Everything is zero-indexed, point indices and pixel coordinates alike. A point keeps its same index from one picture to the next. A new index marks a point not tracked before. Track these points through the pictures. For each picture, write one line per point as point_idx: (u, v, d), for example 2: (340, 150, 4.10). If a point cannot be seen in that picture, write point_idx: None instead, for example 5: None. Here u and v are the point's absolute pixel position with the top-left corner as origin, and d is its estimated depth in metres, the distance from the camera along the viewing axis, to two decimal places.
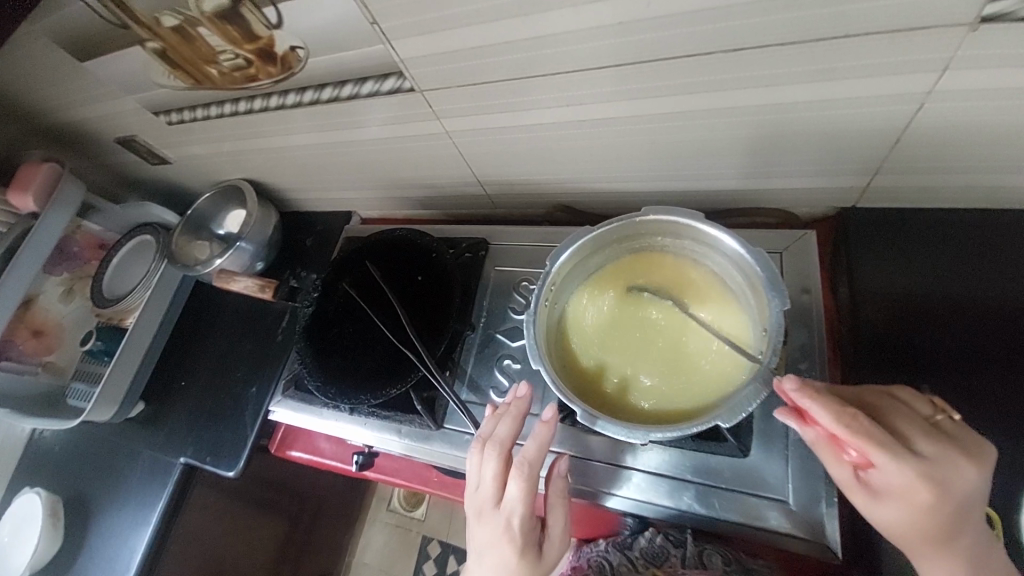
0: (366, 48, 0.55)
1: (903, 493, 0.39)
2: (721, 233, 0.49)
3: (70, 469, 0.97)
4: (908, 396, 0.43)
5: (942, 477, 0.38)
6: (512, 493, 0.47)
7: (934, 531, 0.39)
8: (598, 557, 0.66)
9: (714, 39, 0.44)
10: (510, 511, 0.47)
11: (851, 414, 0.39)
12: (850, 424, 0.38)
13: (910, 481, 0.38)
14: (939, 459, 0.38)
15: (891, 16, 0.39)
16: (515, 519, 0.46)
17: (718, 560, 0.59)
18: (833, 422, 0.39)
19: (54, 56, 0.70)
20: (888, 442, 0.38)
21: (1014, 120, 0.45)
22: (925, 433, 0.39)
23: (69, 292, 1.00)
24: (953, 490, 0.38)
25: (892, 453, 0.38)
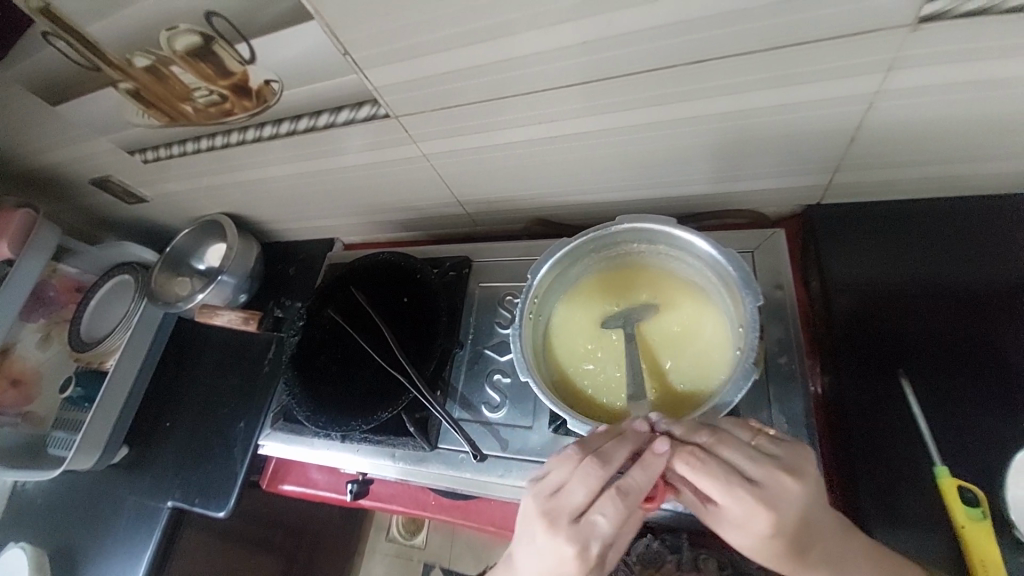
0: (340, 78, 0.56)
1: (738, 518, 0.40)
2: (694, 236, 0.50)
3: (52, 521, 0.94)
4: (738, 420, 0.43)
5: (775, 501, 0.39)
6: (599, 519, 0.41)
7: (782, 546, 0.40)
8: None
9: (674, 53, 0.46)
10: (592, 533, 0.41)
11: (688, 448, 0.41)
12: (686, 459, 0.40)
13: (743, 510, 0.39)
14: (771, 484, 0.39)
15: (836, 24, 0.41)
16: (594, 543, 0.41)
17: (713, 564, 0.63)
18: (671, 458, 0.41)
19: (25, 101, 0.70)
20: (720, 476, 0.39)
21: (960, 113, 0.48)
22: (754, 459, 0.40)
23: (46, 339, 0.97)
24: (786, 510, 0.39)
25: (723, 487, 0.39)
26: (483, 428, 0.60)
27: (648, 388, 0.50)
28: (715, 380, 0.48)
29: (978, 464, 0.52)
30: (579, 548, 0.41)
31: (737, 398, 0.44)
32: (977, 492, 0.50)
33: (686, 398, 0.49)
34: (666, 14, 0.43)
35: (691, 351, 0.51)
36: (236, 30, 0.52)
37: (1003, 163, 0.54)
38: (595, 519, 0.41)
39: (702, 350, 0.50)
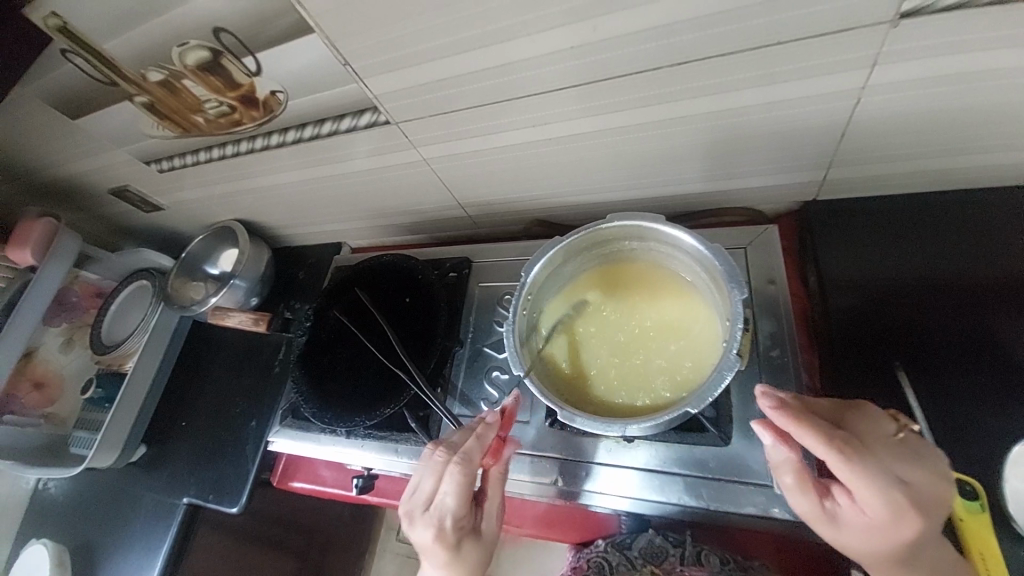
0: (341, 87, 0.59)
1: (873, 522, 0.39)
2: (680, 232, 0.52)
3: (74, 517, 0.98)
4: (878, 413, 0.43)
5: (922, 505, 0.38)
6: (446, 497, 0.48)
7: (898, 556, 0.40)
8: (597, 556, 0.68)
9: (661, 55, 0.48)
10: (444, 511, 0.48)
11: (841, 438, 0.39)
12: (841, 449, 0.38)
13: (891, 511, 0.38)
14: (920, 486, 0.39)
15: (817, 22, 0.42)
16: (447, 520, 0.48)
17: (716, 559, 0.61)
18: (822, 447, 0.39)
19: (48, 116, 0.74)
20: (875, 472, 0.38)
21: (949, 106, 0.48)
22: (906, 458, 0.39)
23: (68, 343, 1.02)
24: (929, 518, 0.39)
25: (876, 483, 0.38)
26: None
27: (636, 382, 0.52)
28: (704, 372, 0.49)
29: (982, 456, 0.51)
30: (437, 529, 0.48)
31: (723, 386, 0.44)
32: (976, 487, 0.48)
33: (675, 390, 0.50)
34: (651, 17, 0.44)
35: (679, 347, 0.52)
36: (242, 44, 0.55)
37: (999, 154, 0.54)
38: (441, 499, 0.48)
39: (691, 346, 0.51)
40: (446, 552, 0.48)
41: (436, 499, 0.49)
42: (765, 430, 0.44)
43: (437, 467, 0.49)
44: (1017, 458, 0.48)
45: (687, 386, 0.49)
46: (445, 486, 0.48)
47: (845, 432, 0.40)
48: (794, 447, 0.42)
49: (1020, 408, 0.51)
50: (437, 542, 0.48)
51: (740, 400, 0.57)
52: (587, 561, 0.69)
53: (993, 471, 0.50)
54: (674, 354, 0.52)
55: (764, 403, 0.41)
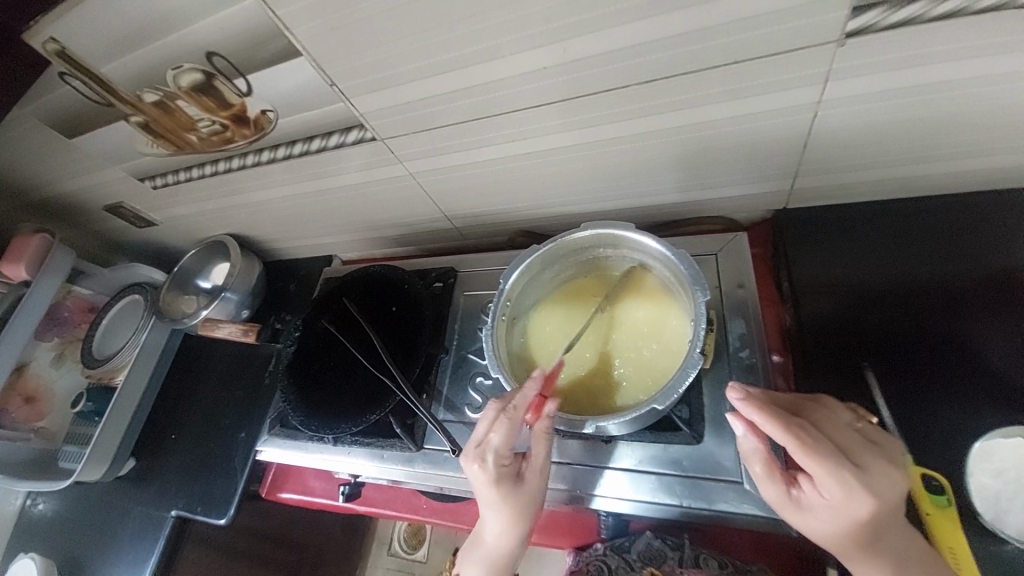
0: (329, 106, 0.62)
1: (834, 506, 0.42)
2: (648, 238, 0.55)
3: (62, 532, 0.97)
4: (839, 405, 0.47)
5: (876, 488, 0.41)
6: (492, 436, 0.51)
7: (859, 540, 0.42)
8: (596, 559, 0.67)
9: (629, 74, 0.51)
10: (488, 449, 0.51)
11: (797, 425, 0.42)
12: (798, 435, 0.41)
13: (847, 494, 0.40)
14: (874, 471, 0.41)
15: (771, 42, 0.45)
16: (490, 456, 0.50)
17: (715, 562, 0.63)
18: (782, 434, 0.42)
19: (45, 136, 0.76)
20: (830, 456, 0.41)
21: (901, 119, 0.52)
22: (861, 443, 0.43)
23: (59, 358, 1.01)
24: (885, 502, 0.41)
25: (831, 467, 0.41)
26: (465, 428, 0.63)
27: (611, 381, 0.55)
28: (670, 372, 0.52)
29: (946, 450, 0.53)
30: (480, 465, 0.51)
31: (686, 385, 0.47)
32: (944, 481, 0.51)
33: (644, 389, 0.53)
34: (618, 38, 0.47)
35: (652, 347, 0.55)
36: (233, 66, 0.57)
37: (953, 163, 0.57)
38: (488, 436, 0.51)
39: (662, 346, 0.54)
40: (491, 488, 0.50)
41: (483, 438, 0.52)
42: (736, 421, 0.47)
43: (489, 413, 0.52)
44: (977, 453, 0.50)
45: (656, 385, 0.52)
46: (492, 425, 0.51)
47: (803, 420, 0.43)
48: (760, 437, 0.45)
49: (978, 404, 0.54)
50: (483, 476, 0.51)
51: (712, 399, 0.59)
52: (585, 564, 0.68)
53: (954, 466, 0.53)
54: (644, 355, 0.55)
55: (732, 397, 0.45)
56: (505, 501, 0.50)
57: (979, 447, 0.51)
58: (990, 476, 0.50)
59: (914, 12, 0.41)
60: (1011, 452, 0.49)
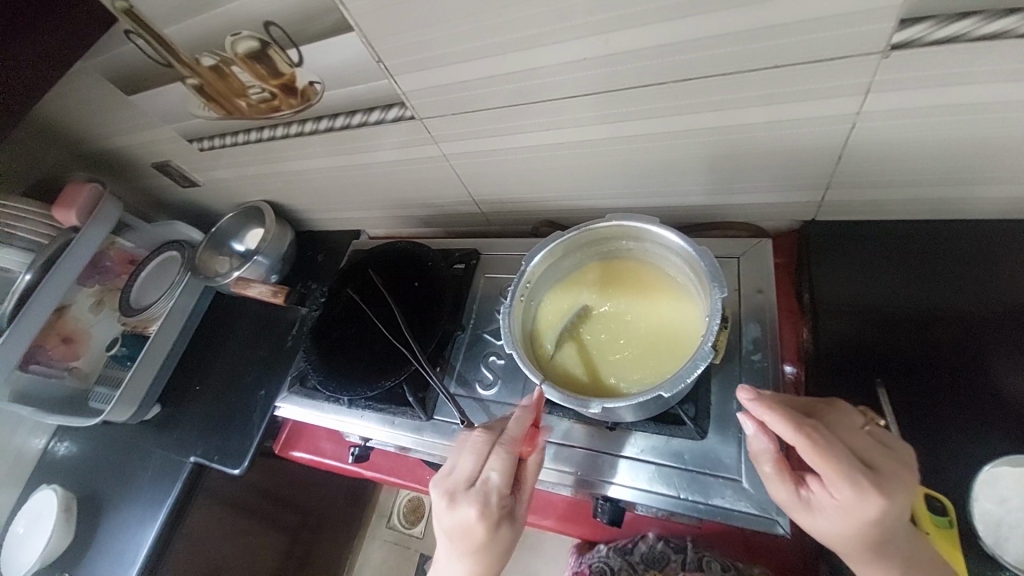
0: (374, 82, 0.64)
1: (843, 507, 0.42)
2: (672, 233, 0.56)
3: (86, 468, 1.03)
4: (851, 408, 0.46)
5: (889, 491, 0.41)
6: (491, 474, 0.50)
7: (867, 542, 0.43)
8: (600, 562, 0.73)
9: (667, 71, 0.51)
10: (488, 489, 0.49)
11: (809, 426, 0.43)
12: (809, 435, 0.42)
13: (856, 495, 0.41)
14: (886, 474, 0.42)
15: (815, 48, 0.45)
16: (491, 495, 0.49)
17: (717, 565, 0.64)
18: (792, 434, 0.42)
19: (107, 91, 0.81)
20: (840, 456, 0.41)
21: (941, 138, 0.51)
22: (871, 446, 0.43)
23: (98, 304, 1.05)
24: (895, 505, 0.41)
25: (841, 468, 0.41)
26: (476, 404, 0.66)
27: (620, 369, 0.56)
28: (677, 365, 0.54)
29: (957, 474, 0.53)
30: (481, 507, 0.49)
31: (695, 375, 0.48)
32: (946, 503, 0.50)
33: (648, 378, 0.55)
34: (659, 35, 0.48)
35: (663, 341, 0.56)
36: (288, 37, 0.60)
37: (993, 187, 0.56)
38: (487, 473, 0.50)
39: (675, 341, 0.56)
40: (486, 533, 0.49)
41: (478, 478, 0.50)
42: (747, 421, 0.48)
43: (481, 449, 0.52)
44: (985, 478, 0.50)
45: (659, 374, 0.54)
46: (493, 463, 0.50)
47: (815, 421, 0.43)
48: (769, 436, 0.46)
49: (987, 431, 0.54)
50: (480, 521, 0.48)
51: (719, 398, 0.60)
52: (589, 566, 0.74)
53: (957, 489, 0.53)
54: (654, 347, 0.57)
55: (742, 397, 0.46)
56: (495, 547, 0.49)
57: (986, 473, 0.50)
58: (994, 503, 0.49)
59: (962, 29, 0.41)
60: (1016, 481, 0.49)
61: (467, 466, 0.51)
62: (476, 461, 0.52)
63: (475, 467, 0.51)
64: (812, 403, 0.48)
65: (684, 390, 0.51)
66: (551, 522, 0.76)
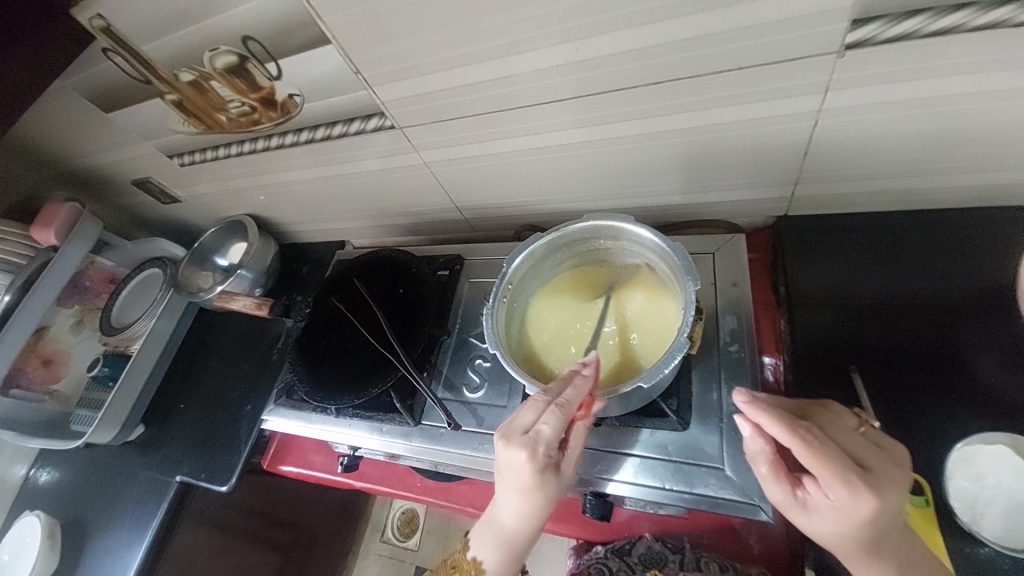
0: (353, 94, 0.65)
1: (838, 508, 0.43)
2: (646, 229, 0.57)
3: (69, 493, 1.00)
4: (842, 409, 0.48)
5: (881, 490, 0.42)
6: (543, 428, 0.49)
7: (860, 540, 0.44)
8: (598, 562, 0.73)
9: (637, 75, 0.53)
10: (541, 441, 0.49)
11: (803, 428, 0.44)
12: (804, 438, 0.43)
13: (852, 496, 0.42)
14: (878, 473, 0.43)
15: (775, 50, 0.48)
16: (541, 447, 0.49)
17: (715, 565, 0.65)
18: (788, 436, 0.44)
19: (84, 108, 0.81)
20: (835, 458, 0.43)
21: (898, 131, 0.53)
22: (863, 447, 0.45)
23: (77, 325, 1.03)
24: (887, 505, 0.42)
25: (836, 469, 0.42)
26: (463, 407, 0.66)
27: (601, 363, 0.58)
28: (656, 356, 0.55)
29: (935, 456, 0.55)
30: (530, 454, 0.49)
31: (673, 364, 0.50)
32: (922, 483, 0.53)
33: (628, 372, 0.56)
34: (630, 40, 0.50)
35: (642, 334, 0.58)
36: (267, 51, 0.61)
37: (950, 178, 0.59)
38: (540, 427, 0.49)
39: (653, 333, 0.57)
40: (533, 477, 0.50)
41: (532, 429, 0.49)
42: (743, 423, 0.49)
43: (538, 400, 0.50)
44: (958, 458, 0.52)
45: (638, 368, 0.55)
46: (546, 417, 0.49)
47: (809, 423, 0.44)
48: (766, 437, 0.47)
49: (959, 411, 0.56)
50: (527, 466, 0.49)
51: (700, 389, 0.61)
52: (587, 566, 0.73)
53: (934, 468, 0.54)
54: (634, 340, 0.58)
55: (737, 400, 0.47)
56: (541, 488, 0.51)
57: (959, 452, 0.52)
58: (970, 480, 0.51)
59: (913, 26, 0.43)
60: (995, 461, 0.50)
61: (525, 413, 0.51)
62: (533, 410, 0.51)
63: (530, 418, 0.50)
64: (804, 405, 0.49)
65: (664, 381, 0.52)
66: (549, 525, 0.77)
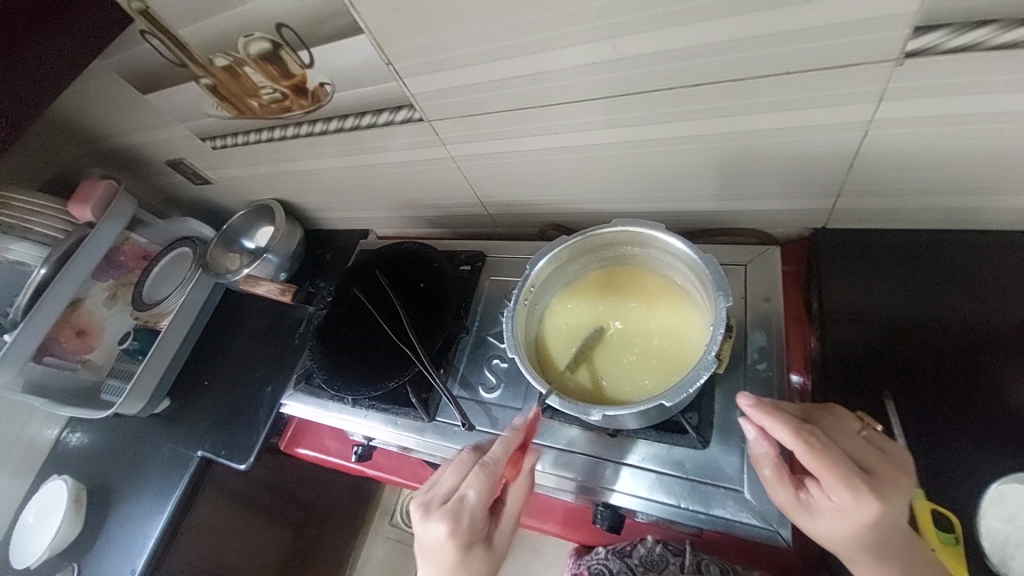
0: (383, 85, 0.64)
1: (842, 510, 0.42)
2: (676, 238, 0.56)
3: (96, 460, 1.05)
4: (844, 413, 0.47)
5: (884, 494, 0.41)
6: (468, 492, 0.50)
7: (865, 544, 0.42)
8: (598, 563, 0.73)
9: (677, 76, 0.51)
10: (463, 510, 0.50)
11: (807, 431, 0.42)
12: (807, 440, 0.41)
13: (856, 499, 0.41)
14: (882, 477, 0.42)
15: (828, 55, 0.45)
16: (463, 516, 0.49)
17: (716, 568, 0.66)
18: (792, 439, 0.42)
19: (123, 89, 0.82)
20: (838, 460, 0.41)
21: (957, 147, 0.50)
22: (865, 449, 0.43)
23: (112, 297, 1.06)
24: (892, 509, 0.41)
25: (839, 472, 0.41)
26: (478, 407, 0.66)
27: (622, 375, 0.57)
28: (679, 372, 0.55)
29: (976, 495, 0.52)
30: (451, 525, 0.49)
31: (698, 384, 0.48)
32: (951, 518, 0.51)
33: (650, 387, 0.55)
34: (671, 40, 0.48)
35: (668, 348, 0.57)
36: (300, 39, 0.61)
37: (1011, 197, 0.55)
38: (462, 493, 0.50)
39: (679, 348, 0.56)
40: (456, 552, 0.49)
41: (455, 495, 0.50)
42: (747, 425, 0.47)
43: (464, 466, 0.53)
44: (994, 495, 0.50)
45: (662, 383, 0.54)
46: (470, 482, 0.50)
47: (813, 426, 0.43)
48: (771, 440, 0.46)
49: (1001, 446, 0.53)
50: (450, 538, 0.49)
51: (723, 407, 0.60)
52: (588, 568, 0.74)
53: (968, 503, 0.52)
54: (656, 354, 0.57)
55: (742, 403, 0.45)
56: (467, 567, 0.50)
57: (994, 489, 0.50)
58: (1002, 520, 0.49)
59: (979, 37, 0.40)
60: None
61: (448, 480, 0.52)
62: (455, 480, 0.52)
63: (454, 483, 0.51)
64: (807, 408, 0.48)
65: (687, 399, 0.51)
66: (552, 529, 0.76)
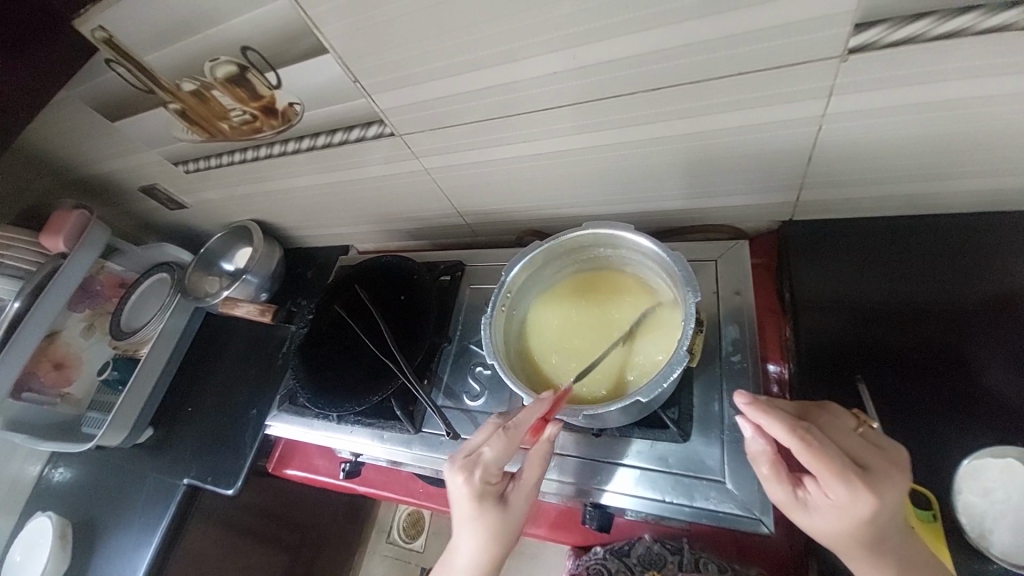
0: (351, 102, 0.65)
1: (839, 506, 0.42)
2: (644, 237, 0.57)
3: (80, 494, 1.02)
4: (840, 410, 0.48)
5: (880, 488, 0.42)
6: (485, 449, 0.51)
7: (861, 539, 0.43)
8: (597, 563, 0.74)
9: (637, 81, 0.52)
10: (479, 464, 0.50)
11: (802, 428, 0.43)
12: (803, 438, 0.42)
13: (852, 495, 0.41)
14: (877, 472, 0.42)
15: (777, 55, 0.47)
16: (479, 470, 0.50)
17: (714, 567, 0.65)
18: (788, 436, 0.43)
19: (90, 117, 0.82)
20: (834, 456, 0.42)
21: (905, 136, 0.52)
22: (861, 445, 0.44)
23: (89, 328, 1.04)
24: (887, 503, 0.42)
25: (835, 468, 0.42)
26: (463, 415, 0.67)
27: (599, 375, 0.58)
28: (654, 369, 0.55)
29: (950, 472, 0.53)
30: (467, 477, 0.50)
31: (672, 379, 0.49)
32: (929, 496, 0.52)
33: (627, 384, 0.56)
34: (628, 47, 0.49)
35: (642, 344, 0.58)
36: (266, 61, 0.61)
37: (962, 181, 0.57)
38: (482, 449, 0.51)
39: (653, 344, 0.57)
40: (471, 503, 0.50)
41: (475, 451, 0.51)
42: (744, 423, 0.48)
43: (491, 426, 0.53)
44: (968, 470, 0.51)
45: (638, 380, 0.55)
46: (488, 439, 0.50)
47: (808, 423, 0.44)
48: (768, 437, 0.47)
49: (971, 423, 0.54)
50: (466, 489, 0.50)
51: (702, 400, 0.61)
52: (587, 567, 0.74)
53: (943, 480, 0.53)
54: (631, 351, 0.58)
55: (738, 401, 0.46)
56: (483, 524, 0.50)
57: (967, 465, 0.51)
58: (978, 495, 0.50)
59: (918, 30, 0.42)
60: (997, 473, 0.50)
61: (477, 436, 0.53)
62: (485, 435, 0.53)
63: (479, 441, 0.52)
64: (803, 406, 0.49)
65: (664, 393, 0.52)
66: (549, 533, 0.77)
